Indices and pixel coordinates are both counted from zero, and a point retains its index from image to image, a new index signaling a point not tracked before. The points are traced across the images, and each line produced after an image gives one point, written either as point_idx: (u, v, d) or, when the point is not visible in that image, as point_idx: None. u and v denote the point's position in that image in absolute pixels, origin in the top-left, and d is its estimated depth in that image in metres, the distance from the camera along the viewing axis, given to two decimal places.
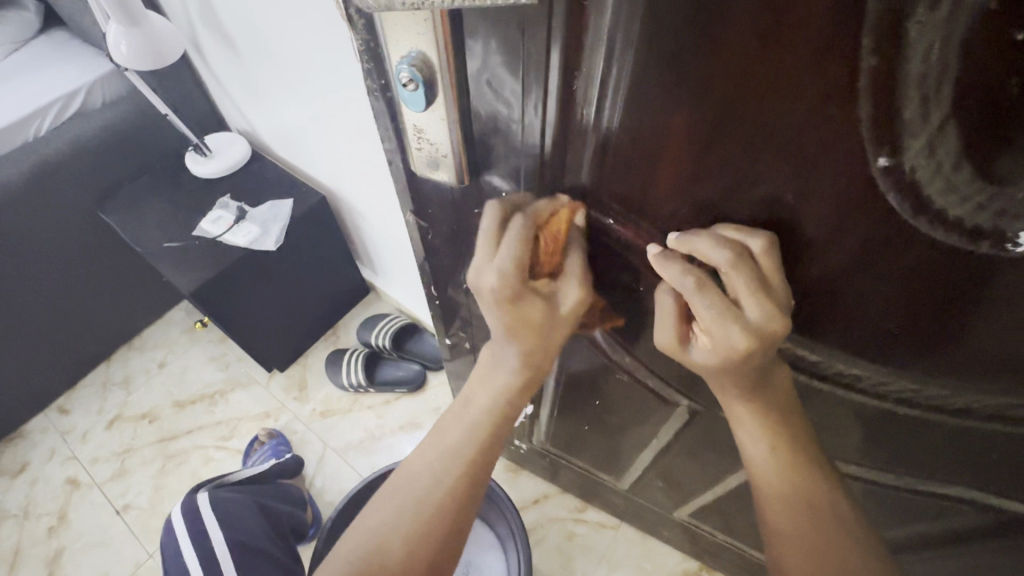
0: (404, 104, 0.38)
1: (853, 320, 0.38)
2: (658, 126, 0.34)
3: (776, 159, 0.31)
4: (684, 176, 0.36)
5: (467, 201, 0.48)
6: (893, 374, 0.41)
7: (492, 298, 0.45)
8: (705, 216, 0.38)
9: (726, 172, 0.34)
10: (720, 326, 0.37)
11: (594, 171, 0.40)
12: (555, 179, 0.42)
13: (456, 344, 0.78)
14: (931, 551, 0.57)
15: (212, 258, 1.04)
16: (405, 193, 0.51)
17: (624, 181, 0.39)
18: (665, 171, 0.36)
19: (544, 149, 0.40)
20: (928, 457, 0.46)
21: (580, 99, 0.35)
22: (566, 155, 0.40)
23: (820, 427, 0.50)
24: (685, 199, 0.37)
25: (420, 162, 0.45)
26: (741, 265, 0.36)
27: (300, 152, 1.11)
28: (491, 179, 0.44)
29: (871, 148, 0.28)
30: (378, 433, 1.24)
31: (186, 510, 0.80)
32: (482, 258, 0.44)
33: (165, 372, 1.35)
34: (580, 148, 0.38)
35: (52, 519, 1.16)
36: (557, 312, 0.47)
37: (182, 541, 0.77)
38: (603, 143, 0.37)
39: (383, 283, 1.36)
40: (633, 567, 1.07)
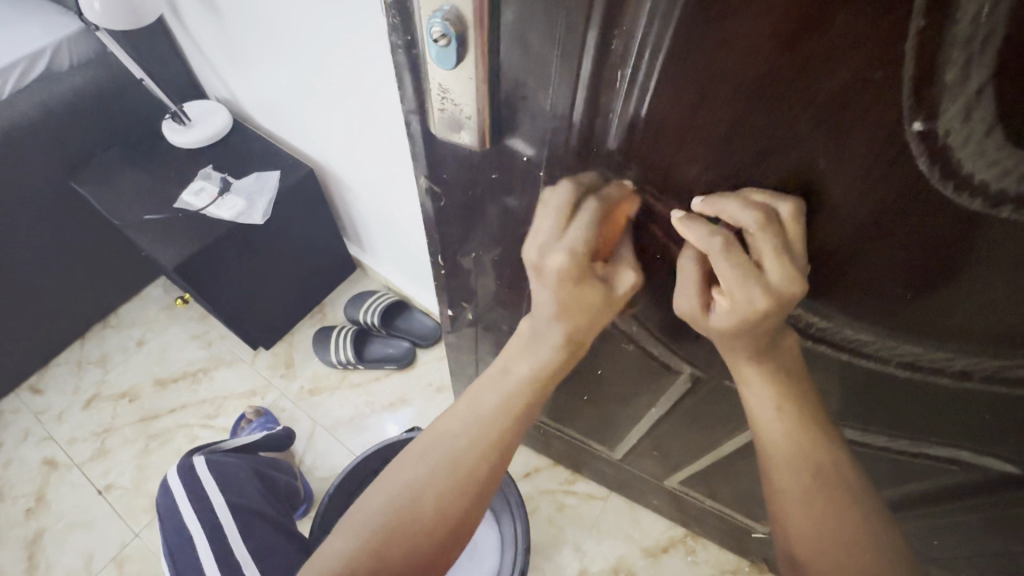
0: (433, 61, 0.38)
1: (864, 286, 0.40)
2: (693, 89, 0.34)
3: (812, 124, 0.32)
4: (715, 141, 0.36)
5: (486, 165, 0.48)
6: (898, 339, 0.42)
7: (556, 278, 0.46)
8: (730, 182, 0.38)
9: (757, 137, 0.34)
10: (743, 286, 0.38)
11: (620, 135, 0.40)
12: (582, 142, 0.42)
13: (456, 318, 0.78)
14: (918, 509, 0.60)
15: (195, 230, 1.01)
16: (420, 159, 0.51)
17: (652, 145, 0.39)
18: (696, 135, 0.36)
19: (573, 111, 0.40)
20: (921, 420, 0.48)
21: (618, 58, 0.35)
22: (595, 119, 0.40)
23: (819, 391, 0.52)
24: (713, 165, 0.38)
25: (440, 124, 0.44)
26: (770, 227, 0.37)
27: (286, 122, 1.07)
28: (514, 143, 0.44)
29: (908, 111, 0.29)
30: (368, 410, 1.24)
31: (184, 472, 0.80)
32: (548, 238, 0.45)
33: (144, 350, 1.31)
34: (609, 111, 0.38)
35: (29, 500, 1.13)
36: (612, 294, 0.49)
37: (179, 501, 0.77)
38: (636, 106, 0.37)
39: (371, 259, 1.34)
40: (622, 536, 1.10)
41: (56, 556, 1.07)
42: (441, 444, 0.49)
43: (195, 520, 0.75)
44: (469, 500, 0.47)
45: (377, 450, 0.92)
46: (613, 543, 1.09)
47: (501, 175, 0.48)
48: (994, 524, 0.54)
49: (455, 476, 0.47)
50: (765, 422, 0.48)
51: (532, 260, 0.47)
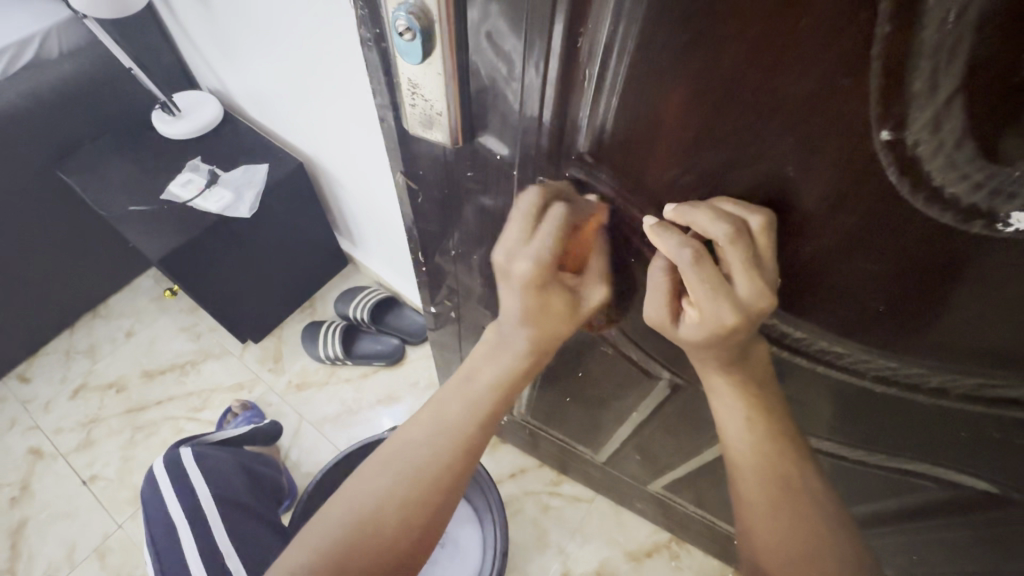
0: (400, 55, 0.36)
1: (839, 298, 0.39)
2: (661, 92, 0.33)
3: (780, 132, 0.31)
4: (684, 146, 0.35)
5: (460, 164, 0.47)
6: (873, 354, 0.41)
7: (521, 284, 0.46)
8: (701, 188, 0.37)
9: (726, 142, 0.33)
10: (711, 302, 0.38)
11: (591, 137, 0.38)
12: (553, 144, 0.41)
13: (439, 315, 0.77)
14: (896, 525, 0.59)
15: (182, 223, 1.00)
16: (395, 154, 0.50)
17: (623, 149, 0.38)
18: (666, 140, 0.35)
19: (542, 113, 0.38)
20: (898, 435, 0.47)
21: (585, 57, 0.34)
22: (565, 119, 0.38)
23: (794, 402, 0.52)
24: (685, 170, 0.36)
25: (414, 122, 0.43)
26: (740, 242, 0.36)
27: (276, 115, 1.06)
28: (487, 141, 0.43)
29: (876, 121, 0.27)
30: (356, 406, 1.23)
31: (170, 464, 0.80)
32: (516, 242, 0.45)
33: (132, 341, 1.30)
34: (578, 113, 0.37)
35: (14, 490, 1.13)
36: (576, 307, 0.50)
37: (165, 493, 0.76)
38: (605, 108, 0.36)
39: (362, 254, 1.34)
40: (606, 539, 1.09)
41: (38, 546, 1.07)
42: (405, 454, 0.48)
43: (179, 510, 0.74)
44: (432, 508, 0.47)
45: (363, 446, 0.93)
46: (597, 546, 1.09)
47: (476, 174, 0.47)
48: (970, 545, 0.53)
49: (420, 487, 0.47)
50: (731, 431, 0.48)
51: (498, 263, 0.47)
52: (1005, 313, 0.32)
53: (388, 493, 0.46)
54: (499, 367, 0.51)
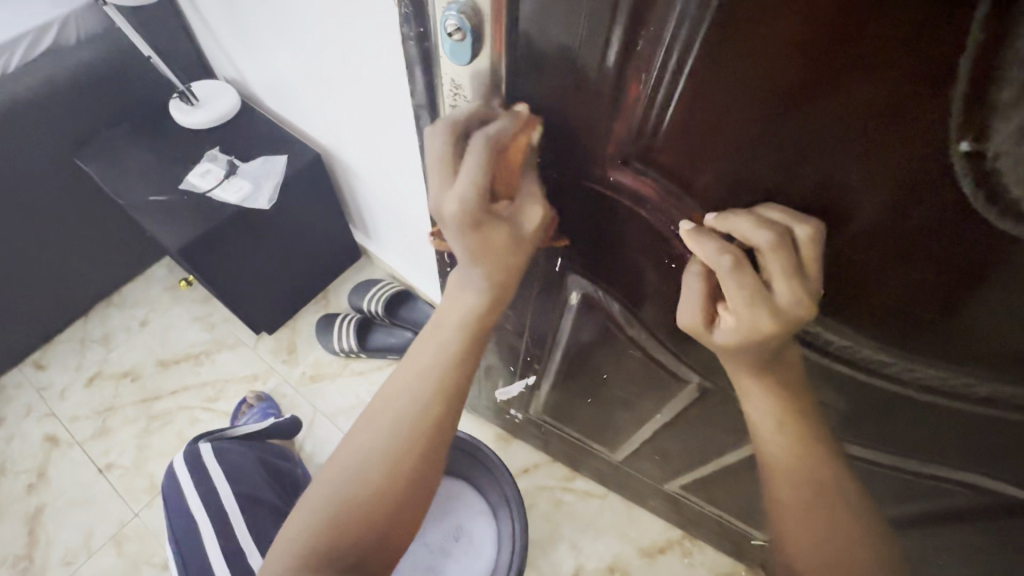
0: (448, 55, 0.38)
1: (891, 306, 0.38)
2: (722, 97, 0.32)
3: (848, 139, 0.30)
4: (743, 150, 0.34)
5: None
6: (920, 362, 0.41)
7: (455, 226, 0.42)
8: (755, 194, 0.37)
9: (788, 149, 0.33)
10: (748, 307, 0.38)
11: (643, 139, 0.38)
12: (598, 145, 0.41)
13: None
14: (926, 528, 0.59)
15: (200, 214, 1.00)
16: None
17: (677, 152, 0.38)
18: (724, 144, 0.35)
19: (594, 112, 0.38)
20: (935, 442, 0.47)
21: (644, 60, 0.33)
22: (616, 121, 0.38)
23: (829, 407, 0.51)
24: (740, 175, 0.36)
25: None
26: (782, 250, 0.36)
27: (294, 106, 1.05)
28: (528, 141, 0.43)
29: (954, 131, 0.27)
30: (369, 399, 1.23)
31: (189, 459, 0.80)
32: (442, 183, 0.41)
33: (146, 331, 1.30)
34: (631, 115, 0.37)
35: (30, 476, 1.13)
36: (520, 232, 0.46)
37: (185, 487, 0.77)
38: (660, 110, 0.36)
39: (376, 247, 1.33)
40: (619, 535, 1.10)
41: (55, 532, 1.08)
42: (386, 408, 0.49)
43: (201, 507, 0.75)
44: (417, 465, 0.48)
45: None
46: (609, 542, 1.09)
47: None
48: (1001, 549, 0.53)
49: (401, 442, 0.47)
50: (762, 431, 0.48)
51: (432, 206, 0.43)
52: None
53: (378, 453, 0.47)
54: (461, 309, 0.50)
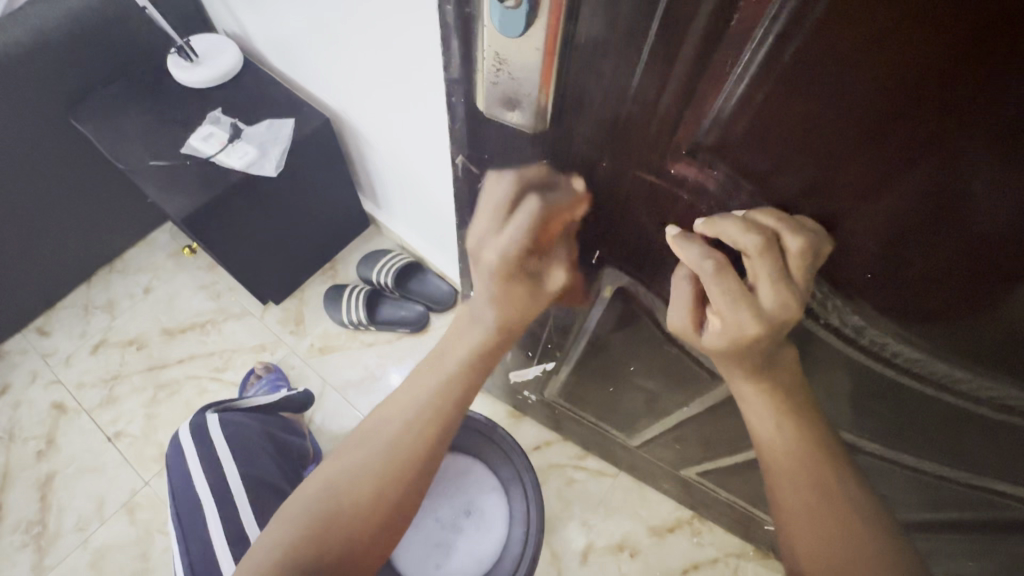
0: (498, 26, 0.34)
1: (977, 325, 0.35)
2: (825, 84, 0.29)
3: (977, 142, 0.27)
4: (841, 148, 0.31)
5: (536, 148, 0.44)
6: (997, 382, 0.38)
7: (484, 267, 0.55)
8: (849, 195, 0.33)
9: (899, 144, 0.29)
10: (732, 309, 0.41)
11: (718, 127, 0.35)
12: (662, 134, 0.38)
13: (479, 298, 0.74)
14: (977, 530, 0.57)
15: (203, 180, 0.95)
16: (461, 133, 0.47)
17: (759, 149, 0.34)
18: (820, 141, 0.32)
19: (661, 95, 0.35)
20: (992, 459, 0.45)
21: (736, 46, 0.30)
22: (689, 103, 0.34)
23: (864, 411, 0.51)
24: (834, 175, 0.33)
25: (492, 99, 0.41)
26: (769, 253, 0.38)
27: (301, 66, 0.99)
28: (578, 124, 0.40)
29: None
30: (379, 371, 1.21)
31: (194, 431, 0.78)
32: (486, 230, 0.54)
33: (151, 298, 1.27)
34: (706, 104, 0.34)
35: (40, 443, 1.13)
36: (542, 286, 0.57)
37: (190, 464, 0.74)
38: (745, 96, 0.32)
39: (386, 217, 1.28)
40: (630, 514, 1.10)
41: (67, 499, 1.08)
42: (379, 431, 0.52)
43: (205, 487, 0.71)
44: (401, 491, 0.51)
45: None
46: (621, 520, 1.09)
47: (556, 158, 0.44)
48: None
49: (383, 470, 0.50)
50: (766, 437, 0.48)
51: (474, 245, 0.57)
52: None
53: (359, 472, 0.50)
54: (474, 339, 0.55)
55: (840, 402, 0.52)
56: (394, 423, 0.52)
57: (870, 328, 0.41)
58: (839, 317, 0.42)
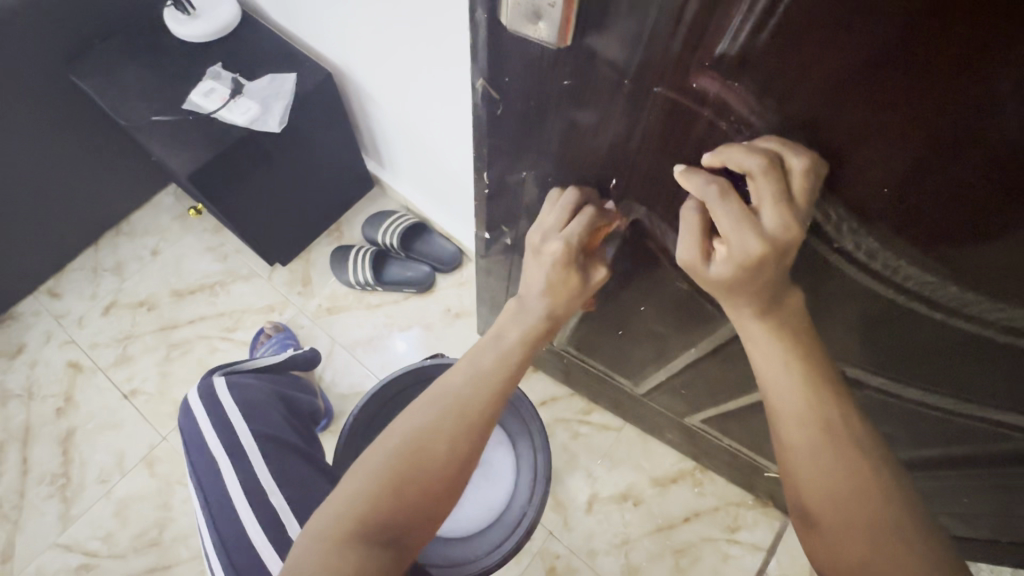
0: None
1: (993, 243, 0.36)
2: None
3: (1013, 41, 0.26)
4: (868, 57, 0.30)
5: (556, 71, 0.43)
6: (1009, 302, 0.39)
7: (550, 259, 0.54)
8: (872, 108, 0.33)
9: (932, 49, 0.28)
10: (737, 232, 0.40)
11: (739, 44, 0.34)
12: (682, 55, 0.37)
13: (492, 243, 0.75)
14: (976, 467, 0.59)
15: (207, 136, 0.94)
16: (482, 57, 0.46)
17: (782, 63, 0.34)
18: (845, 50, 0.31)
19: (684, 10, 0.34)
20: (999, 383, 0.46)
21: None
22: (711, 16, 0.33)
23: (871, 343, 0.52)
24: (856, 89, 0.32)
25: (518, 11, 0.39)
26: (773, 173, 0.38)
27: (301, 17, 0.96)
28: (597, 48, 0.39)
29: None
30: (387, 330, 1.23)
31: (203, 394, 0.78)
32: (552, 225, 0.54)
33: (159, 260, 1.28)
34: (728, 19, 0.33)
35: (59, 400, 1.16)
36: (589, 284, 0.57)
37: (202, 424, 0.75)
38: (772, 4, 0.31)
39: (390, 176, 1.27)
40: (634, 465, 1.13)
41: (88, 453, 1.11)
42: (444, 393, 0.52)
43: (218, 444, 0.72)
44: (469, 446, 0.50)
45: (398, 376, 0.87)
46: (625, 471, 1.13)
47: (574, 84, 0.43)
48: None
49: (457, 423, 0.50)
50: (770, 368, 0.47)
51: (531, 243, 0.55)
52: None
53: (431, 432, 0.49)
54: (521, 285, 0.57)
55: (850, 335, 0.52)
56: (457, 387, 0.52)
57: (884, 252, 0.41)
58: (853, 241, 0.42)
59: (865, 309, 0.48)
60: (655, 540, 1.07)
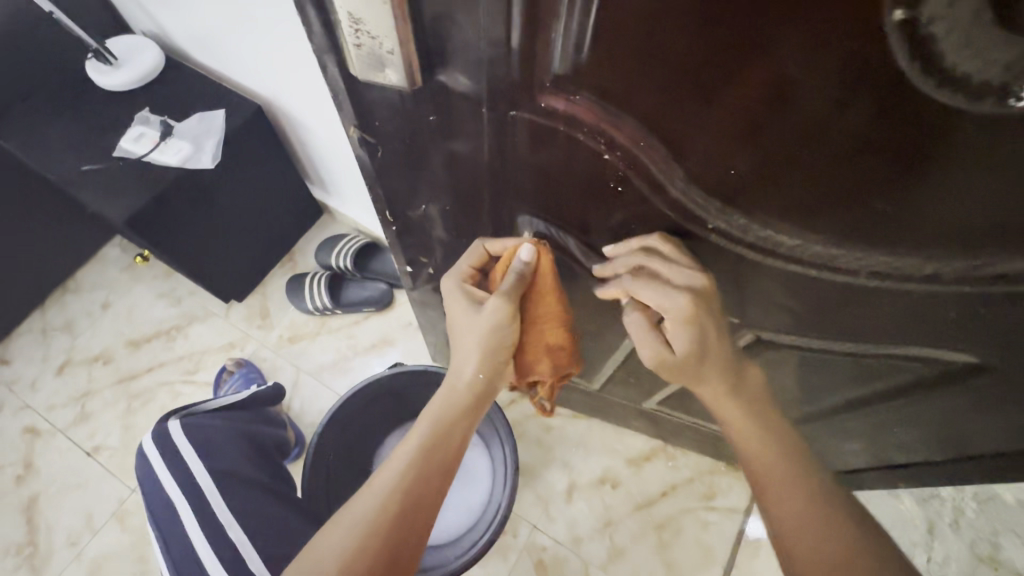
0: None
1: (836, 201, 0.39)
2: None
3: (781, 28, 0.29)
4: (675, 55, 0.33)
5: (421, 109, 0.47)
6: (864, 251, 0.42)
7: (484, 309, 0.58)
8: (699, 99, 0.36)
9: (722, 43, 0.31)
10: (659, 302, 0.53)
11: (569, 58, 0.38)
12: (526, 75, 0.40)
13: (415, 274, 0.79)
14: (899, 398, 0.63)
15: (141, 181, 0.95)
16: (346, 106, 0.50)
17: (611, 70, 0.37)
18: (655, 50, 0.34)
19: (512, 38, 0.37)
20: (884, 322, 0.50)
21: None
22: (537, 40, 0.37)
23: (773, 305, 0.56)
24: (677, 85, 0.35)
25: (362, 63, 0.43)
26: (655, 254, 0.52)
27: (223, 57, 0.98)
28: (454, 78, 0.43)
29: (885, 3, 0.25)
30: (351, 352, 1.24)
31: (157, 437, 0.74)
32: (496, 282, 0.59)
33: (110, 313, 1.26)
34: (551, 37, 0.37)
35: (18, 469, 1.12)
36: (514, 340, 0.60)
37: (158, 469, 0.71)
38: (582, 25, 0.35)
39: (338, 203, 1.29)
40: (606, 449, 1.16)
41: (55, 517, 1.08)
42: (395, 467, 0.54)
43: (175, 487, 0.69)
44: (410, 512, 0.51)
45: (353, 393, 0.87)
46: (598, 457, 1.16)
47: (439, 117, 0.47)
48: (959, 404, 0.58)
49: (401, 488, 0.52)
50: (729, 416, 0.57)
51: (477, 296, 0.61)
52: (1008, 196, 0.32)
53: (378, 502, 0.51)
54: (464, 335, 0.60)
55: (747, 301, 0.58)
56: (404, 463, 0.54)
57: (751, 223, 0.45)
58: (725, 218, 0.46)
59: (753, 274, 0.52)
60: (636, 518, 1.10)
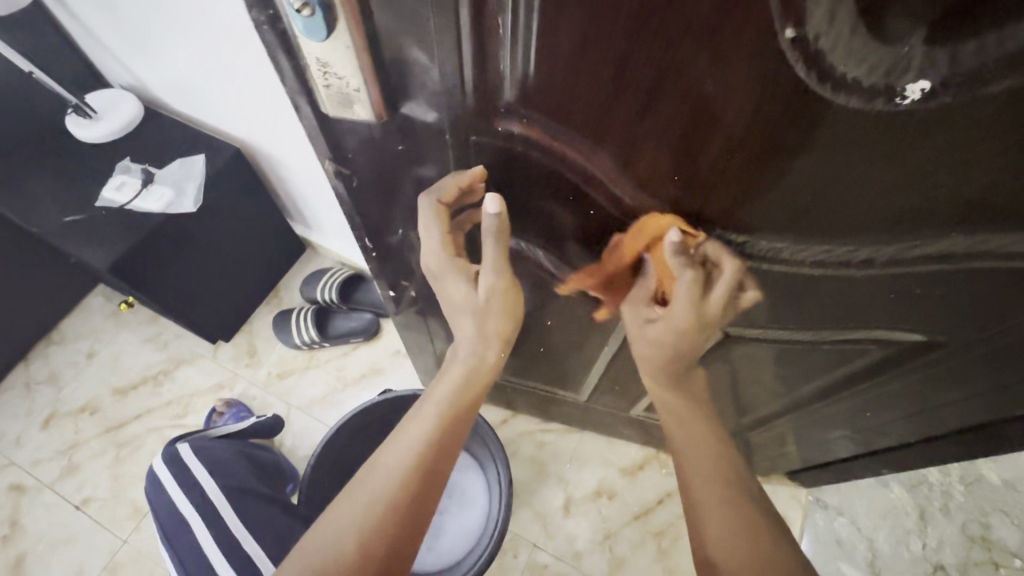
0: (303, 33, 0.38)
1: (769, 199, 0.42)
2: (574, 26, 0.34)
3: (695, 49, 0.32)
4: (608, 79, 0.37)
5: (389, 138, 0.49)
6: (805, 242, 0.45)
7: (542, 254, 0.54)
8: (634, 116, 0.39)
9: (647, 65, 0.34)
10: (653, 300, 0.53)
11: (516, 85, 0.40)
12: (479, 103, 0.43)
13: (399, 295, 0.80)
14: (865, 381, 0.66)
15: (124, 227, 0.96)
16: (320, 142, 0.52)
17: (553, 95, 0.40)
18: (590, 75, 0.37)
19: (464, 70, 0.40)
20: (835, 307, 0.53)
21: (495, 7, 0.35)
22: (485, 70, 0.40)
23: (736, 298, 0.59)
24: (613, 104, 0.39)
25: (333, 101, 0.45)
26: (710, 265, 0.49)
27: (199, 104, 1.02)
28: (413, 109, 0.45)
29: (779, 23, 0.29)
30: (340, 384, 1.24)
31: (168, 459, 0.75)
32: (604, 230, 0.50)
33: (95, 362, 1.26)
34: (497, 66, 0.39)
35: (3, 528, 1.10)
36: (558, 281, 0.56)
37: (170, 489, 0.72)
38: (524, 55, 0.38)
39: (319, 237, 1.31)
40: (600, 461, 1.17)
41: None
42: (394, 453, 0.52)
43: (190, 505, 0.70)
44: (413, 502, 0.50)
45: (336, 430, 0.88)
46: (593, 469, 1.17)
47: (408, 144, 0.49)
48: (919, 381, 0.61)
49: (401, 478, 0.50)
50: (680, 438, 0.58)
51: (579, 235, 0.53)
52: (914, 179, 0.36)
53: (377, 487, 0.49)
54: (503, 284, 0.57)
55: None
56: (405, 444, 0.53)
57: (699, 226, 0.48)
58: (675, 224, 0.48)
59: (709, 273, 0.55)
60: (635, 528, 1.11)
